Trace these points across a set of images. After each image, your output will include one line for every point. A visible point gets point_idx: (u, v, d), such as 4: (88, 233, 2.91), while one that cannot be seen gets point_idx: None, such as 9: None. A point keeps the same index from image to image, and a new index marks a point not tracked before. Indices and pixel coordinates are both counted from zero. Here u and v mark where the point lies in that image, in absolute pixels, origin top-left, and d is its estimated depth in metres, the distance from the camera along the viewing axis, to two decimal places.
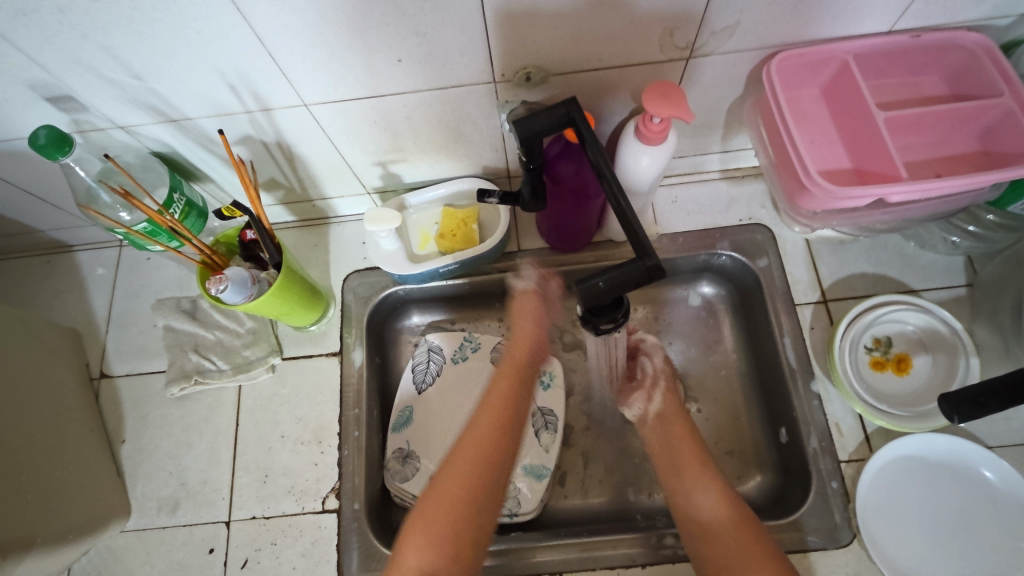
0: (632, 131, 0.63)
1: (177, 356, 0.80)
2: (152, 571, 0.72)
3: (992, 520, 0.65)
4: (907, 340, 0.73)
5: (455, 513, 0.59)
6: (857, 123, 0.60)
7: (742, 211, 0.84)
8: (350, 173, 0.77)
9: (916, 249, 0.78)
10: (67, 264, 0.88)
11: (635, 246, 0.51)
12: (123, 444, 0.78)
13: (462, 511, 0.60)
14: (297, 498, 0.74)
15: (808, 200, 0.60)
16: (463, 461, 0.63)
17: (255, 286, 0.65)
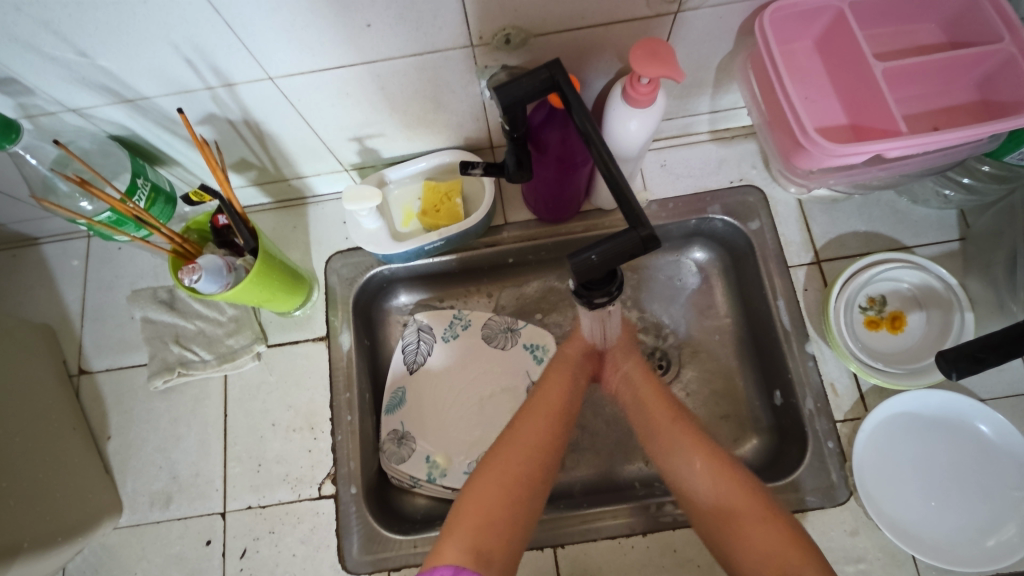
0: (619, 94, 0.61)
1: (157, 348, 0.77)
2: (150, 566, 0.71)
3: (987, 471, 0.65)
4: (901, 298, 0.72)
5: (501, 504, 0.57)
6: (853, 76, 0.58)
7: (733, 172, 0.81)
8: (325, 149, 0.73)
9: (909, 205, 0.77)
10: (34, 258, 0.84)
11: (627, 216, 0.49)
12: (109, 441, 0.76)
13: (506, 504, 0.57)
14: (292, 485, 0.73)
15: (803, 159, 0.58)
16: (513, 449, 0.61)
17: (231, 274, 0.62)
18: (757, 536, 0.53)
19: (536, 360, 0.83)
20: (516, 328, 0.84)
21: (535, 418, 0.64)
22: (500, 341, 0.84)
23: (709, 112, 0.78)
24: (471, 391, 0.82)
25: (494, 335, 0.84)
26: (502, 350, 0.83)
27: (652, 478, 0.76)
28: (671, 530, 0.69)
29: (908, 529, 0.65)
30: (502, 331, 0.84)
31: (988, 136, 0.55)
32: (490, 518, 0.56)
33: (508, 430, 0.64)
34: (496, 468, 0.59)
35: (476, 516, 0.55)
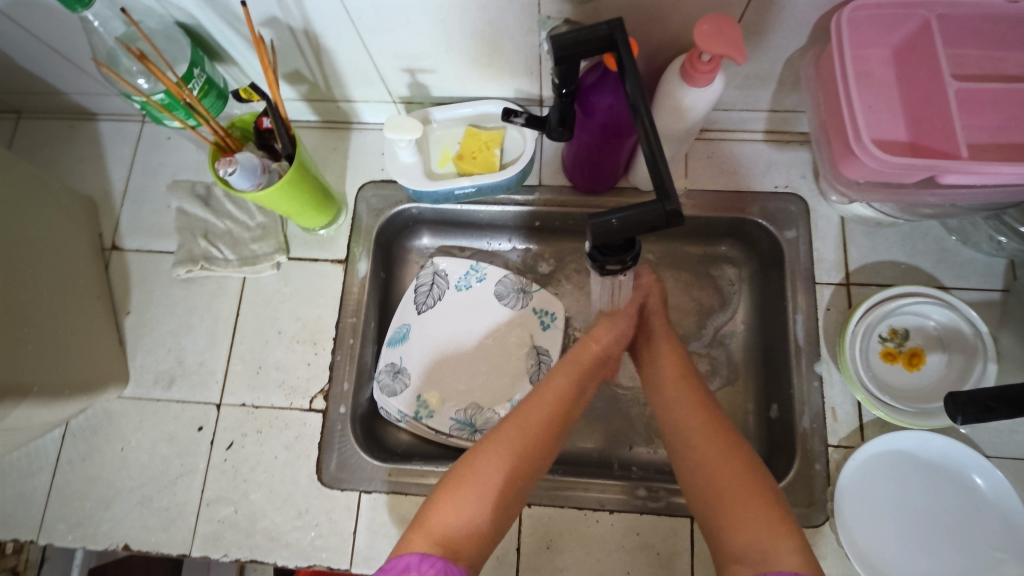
0: (678, 69, 0.59)
1: (186, 239, 0.80)
2: (144, 438, 0.75)
3: (973, 526, 0.63)
4: (925, 336, 0.70)
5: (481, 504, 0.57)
6: (924, 92, 0.55)
7: (780, 177, 0.79)
8: (376, 76, 0.74)
9: (957, 245, 0.74)
10: (90, 132, 0.87)
11: (657, 186, 0.48)
12: (127, 316, 0.80)
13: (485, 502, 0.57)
14: (286, 393, 0.76)
15: (851, 167, 0.55)
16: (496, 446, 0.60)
17: (265, 176, 0.63)
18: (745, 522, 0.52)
19: (542, 325, 0.83)
20: (529, 290, 0.84)
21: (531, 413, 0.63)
22: (510, 300, 0.84)
23: (768, 109, 0.76)
24: (473, 343, 0.83)
25: (506, 293, 0.85)
26: (511, 309, 0.84)
27: (631, 461, 0.77)
28: (638, 514, 0.69)
29: (877, 564, 0.63)
30: (514, 291, 0.84)
31: None
32: (477, 502, 0.57)
33: (498, 427, 0.63)
34: (482, 453, 0.60)
35: (464, 493, 0.57)
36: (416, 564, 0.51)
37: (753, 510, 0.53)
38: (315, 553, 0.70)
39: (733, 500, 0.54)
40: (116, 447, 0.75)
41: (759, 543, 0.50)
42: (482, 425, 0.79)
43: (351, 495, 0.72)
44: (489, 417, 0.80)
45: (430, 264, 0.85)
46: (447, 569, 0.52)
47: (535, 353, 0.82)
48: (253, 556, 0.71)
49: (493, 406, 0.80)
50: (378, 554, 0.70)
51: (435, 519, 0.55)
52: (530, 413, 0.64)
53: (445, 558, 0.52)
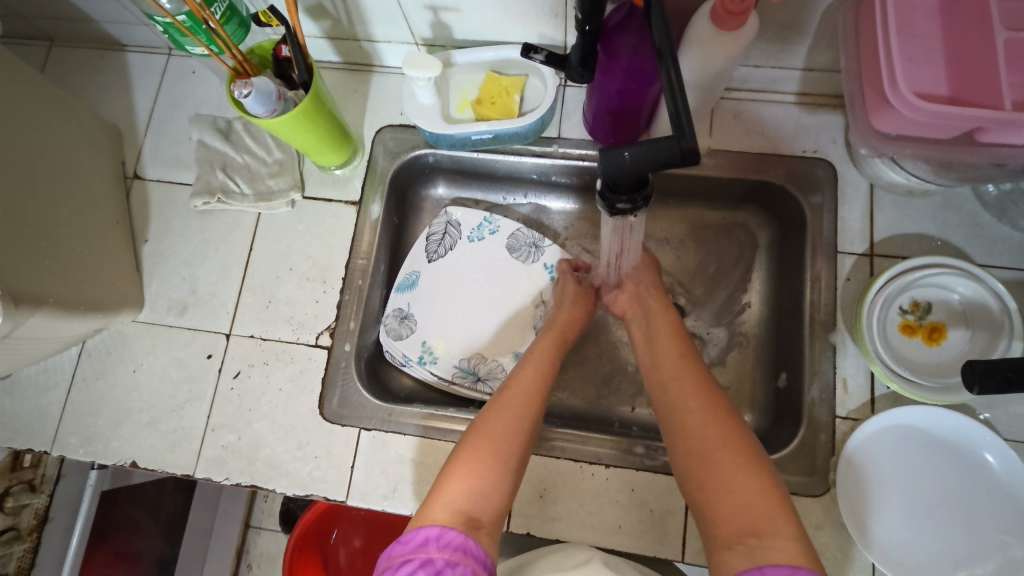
0: (707, 12, 0.57)
1: (205, 172, 0.81)
2: (156, 362, 0.77)
3: (981, 506, 0.61)
4: (948, 310, 0.67)
5: (490, 476, 0.55)
6: (971, 41, 0.51)
7: (809, 141, 0.76)
8: (399, 13, 0.72)
9: (992, 220, 0.70)
10: (117, 62, 0.88)
11: (673, 123, 0.46)
12: (146, 244, 0.82)
13: (491, 476, 0.55)
14: (294, 328, 0.77)
15: (884, 118, 0.53)
16: (494, 421, 0.59)
17: (280, 103, 0.63)
18: (741, 493, 0.50)
19: (552, 281, 0.83)
20: (542, 246, 0.84)
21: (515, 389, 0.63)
22: (522, 254, 0.84)
23: (803, 68, 0.72)
24: (480, 293, 0.83)
25: (518, 246, 0.84)
26: (522, 263, 0.84)
27: (632, 421, 0.78)
28: (634, 471, 0.68)
29: (875, 536, 0.62)
30: (526, 245, 0.84)
31: None
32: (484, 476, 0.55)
33: (492, 403, 0.62)
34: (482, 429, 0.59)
35: (467, 468, 0.55)
36: (435, 538, 0.49)
37: (750, 480, 0.51)
38: (313, 483, 0.72)
39: (727, 468, 0.52)
40: (129, 368, 0.77)
41: (757, 517, 0.48)
42: (485, 375, 0.79)
43: (351, 431, 0.73)
44: (493, 367, 0.80)
45: (445, 212, 0.85)
46: (466, 546, 0.49)
47: (542, 307, 0.82)
48: (254, 482, 0.72)
49: (497, 356, 0.80)
50: (373, 489, 0.71)
51: (445, 495, 0.53)
52: (523, 390, 0.63)
53: (463, 532, 0.50)
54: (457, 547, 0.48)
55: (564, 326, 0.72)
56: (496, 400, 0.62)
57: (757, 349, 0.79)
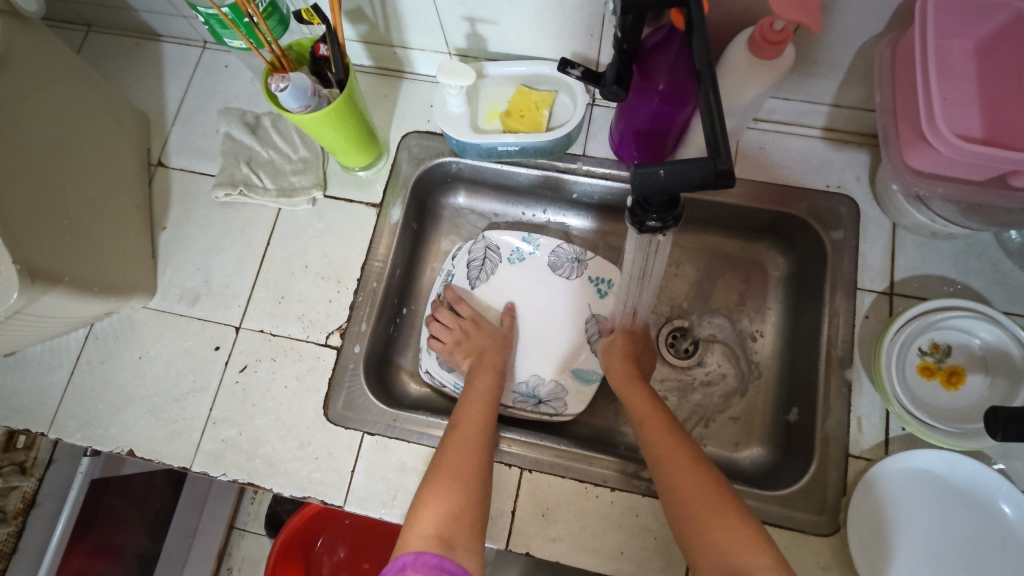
0: (746, 39, 0.57)
1: (229, 164, 0.81)
2: (162, 350, 0.76)
3: (996, 558, 0.59)
4: (968, 355, 0.66)
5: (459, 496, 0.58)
6: (1009, 87, 0.51)
7: (833, 176, 0.76)
8: (436, 22, 0.73)
9: (1015, 269, 0.70)
10: (153, 52, 0.89)
11: (708, 144, 0.46)
12: (163, 231, 0.82)
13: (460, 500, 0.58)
14: (304, 325, 0.76)
15: (918, 155, 0.53)
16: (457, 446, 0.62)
17: (314, 99, 0.63)
18: (714, 532, 0.52)
19: (599, 292, 0.84)
20: (584, 259, 0.84)
21: (467, 415, 0.67)
22: (565, 270, 0.85)
23: (832, 103, 0.73)
24: (533, 314, 0.85)
25: (560, 263, 0.85)
26: (567, 280, 0.85)
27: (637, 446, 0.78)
28: (639, 496, 0.67)
29: None
30: (568, 261, 0.85)
31: None
32: (452, 501, 0.57)
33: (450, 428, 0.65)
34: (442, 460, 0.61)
35: (437, 492, 0.58)
36: (411, 561, 0.52)
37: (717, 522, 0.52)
38: (311, 485, 0.70)
39: (698, 513, 0.54)
40: (135, 354, 0.77)
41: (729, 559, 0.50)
42: (546, 396, 0.79)
43: (355, 434, 0.71)
44: (553, 387, 0.80)
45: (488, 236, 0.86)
46: (441, 564, 0.52)
47: (592, 320, 0.83)
48: (251, 479, 0.71)
49: (555, 376, 0.81)
50: (373, 496, 0.69)
51: (420, 522, 0.56)
52: (473, 418, 0.66)
53: (439, 553, 0.53)
54: (432, 565, 0.51)
55: (491, 362, 0.76)
56: (455, 426, 0.65)
57: (770, 381, 0.78)
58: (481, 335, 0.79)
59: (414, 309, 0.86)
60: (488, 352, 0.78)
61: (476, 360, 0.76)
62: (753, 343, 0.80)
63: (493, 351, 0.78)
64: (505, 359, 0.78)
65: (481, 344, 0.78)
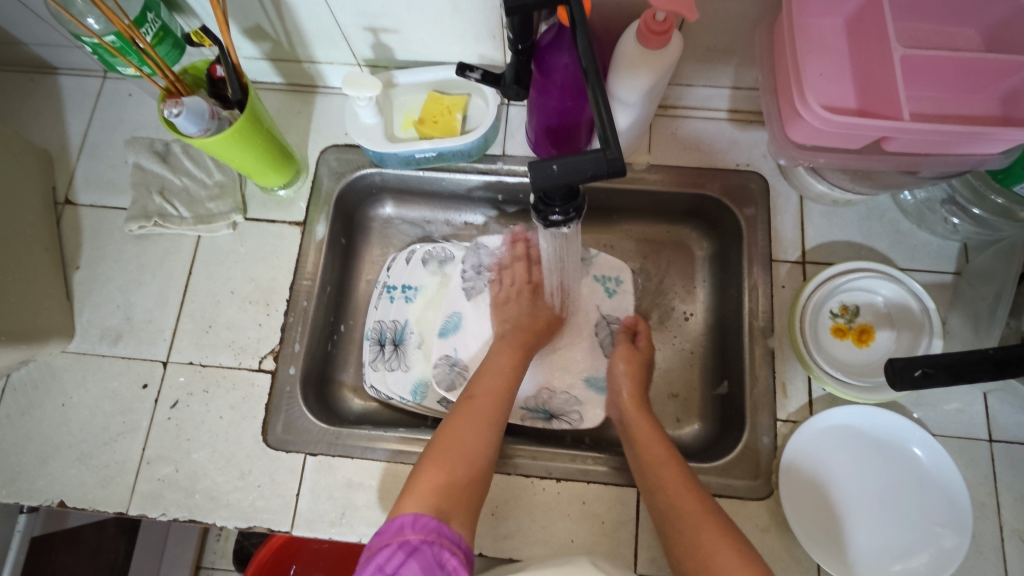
0: (633, 33, 0.59)
1: (141, 195, 0.79)
2: (87, 394, 0.74)
3: (914, 500, 0.63)
4: (874, 312, 0.70)
5: (463, 471, 0.58)
6: (872, 59, 0.55)
7: (741, 155, 0.79)
8: (339, 35, 0.73)
9: (912, 228, 0.74)
10: (49, 86, 0.86)
11: (599, 135, 0.47)
12: (77, 271, 0.78)
13: (462, 470, 0.58)
14: (235, 352, 0.75)
15: (797, 129, 0.55)
16: (461, 419, 0.63)
17: (213, 122, 0.63)
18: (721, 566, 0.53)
19: (607, 292, 0.83)
20: (589, 258, 0.85)
21: (485, 386, 0.67)
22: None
23: (731, 86, 0.76)
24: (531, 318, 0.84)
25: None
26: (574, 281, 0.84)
27: (582, 433, 0.79)
28: (584, 483, 0.68)
29: (820, 534, 0.63)
30: None
31: (1000, 151, 0.53)
32: (453, 483, 0.57)
33: (464, 399, 0.66)
34: (450, 439, 0.61)
35: (439, 463, 0.58)
36: (412, 524, 0.53)
37: (721, 548, 0.54)
38: (256, 514, 0.69)
39: (701, 537, 0.55)
40: (57, 402, 0.73)
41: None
42: (558, 410, 0.78)
43: (297, 456, 0.70)
44: (566, 400, 0.79)
45: (435, 246, 0.86)
46: (440, 530, 0.53)
47: (603, 323, 0.82)
48: (192, 516, 0.69)
49: (567, 388, 0.79)
50: (320, 517, 0.68)
51: (413, 492, 0.56)
52: (490, 388, 0.67)
53: (437, 518, 0.54)
54: (433, 530, 0.53)
55: (520, 338, 0.74)
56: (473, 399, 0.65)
57: (703, 357, 0.81)
58: (535, 311, 0.78)
59: (352, 325, 0.84)
60: (535, 330, 0.76)
61: (510, 328, 0.75)
62: (685, 323, 0.83)
63: (539, 332, 0.76)
64: (541, 341, 0.76)
65: (526, 319, 0.76)
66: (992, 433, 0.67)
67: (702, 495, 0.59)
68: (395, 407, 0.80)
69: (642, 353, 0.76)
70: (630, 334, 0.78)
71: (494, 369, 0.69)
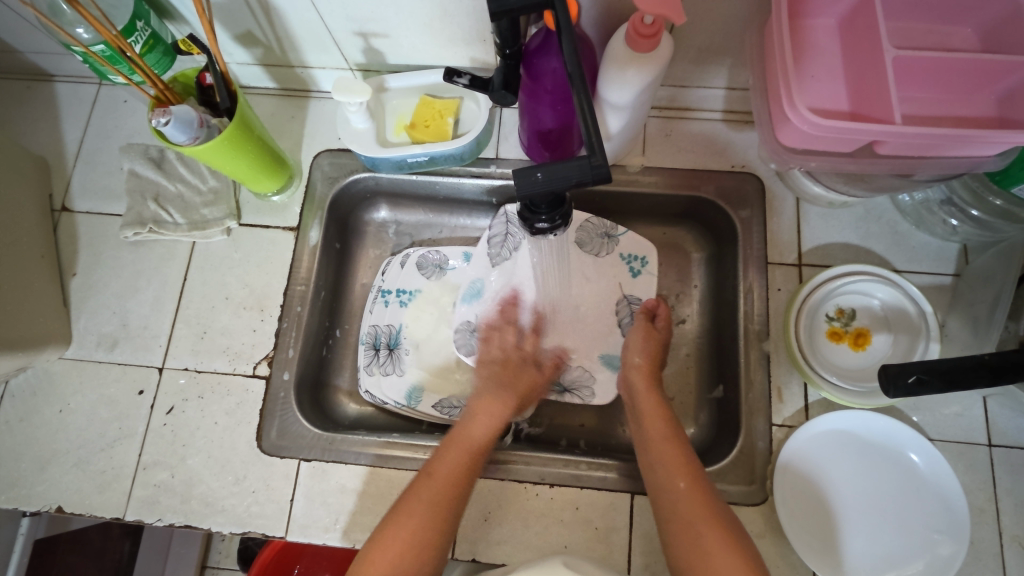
0: (622, 37, 0.59)
1: (136, 202, 0.79)
2: (84, 401, 0.74)
3: (911, 506, 0.62)
4: (871, 316, 0.69)
5: (413, 548, 0.56)
6: (864, 60, 0.54)
7: (737, 156, 0.78)
8: (329, 39, 0.73)
9: (911, 229, 0.73)
10: (46, 93, 0.86)
11: (585, 141, 0.47)
12: (73, 278, 0.79)
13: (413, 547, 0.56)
14: (230, 358, 0.75)
15: (787, 133, 0.55)
16: (425, 494, 0.59)
17: (202, 130, 0.63)
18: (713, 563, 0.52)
19: (631, 271, 0.81)
20: (614, 235, 0.81)
21: (455, 452, 0.63)
22: (594, 247, 0.81)
23: (726, 87, 0.75)
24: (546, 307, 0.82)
25: (590, 241, 0.81)
26: (594, 255, 0.81)
27: (577, 437, 0.79)
28: (577, 488, 0.68)
29: (816, 541, 0.62)
30: (598, 236, 0.81)
31: (995, 153, 0.52)
32: (417, 541, 0.57)
33: (430, 463, 0.62)
34: (406, 514, 0.58)
35: (390, 544, 0.56)
36: None
37: (714, 537, 0.54)
38: (250, 520, 0.69)
39: (695, 524, 0.55)
40: (55, 408, 0.74)
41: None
42: (570, 383, 0.78)
43: (291, 462, 0.71)
44: (579, 374, 0.78)
45: (429, 250, 0.85)
46: None
47: (625, 304, 0.80)
48: (188, 522, 0.69)
49: (582, 362, 0.78)
50: (314, 522, 0.68)
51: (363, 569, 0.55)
52: (461, 453, 0.63)
53: None
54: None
55: (507, 396, 0.71)
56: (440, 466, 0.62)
57: (698, 360, 0.80)
58: (520, 373, 0.74)
59: (347, 329, 0.84)
60: (519, 392, 0.73)
61: (490, 383, 0.73)
62: (681, 326, 0.82)
63: (523, 394, 0.73)
64: (525, 401, 0.74)
65: (510, 379, 0.73)
66: (991, 437, 0.66)
67: (703, 481, 0.58)
68: (391, 412, 0.80)
69: (661, 334, 0.73)
70: (648, 315, 0.75)
71: (469, 433, 0.65)
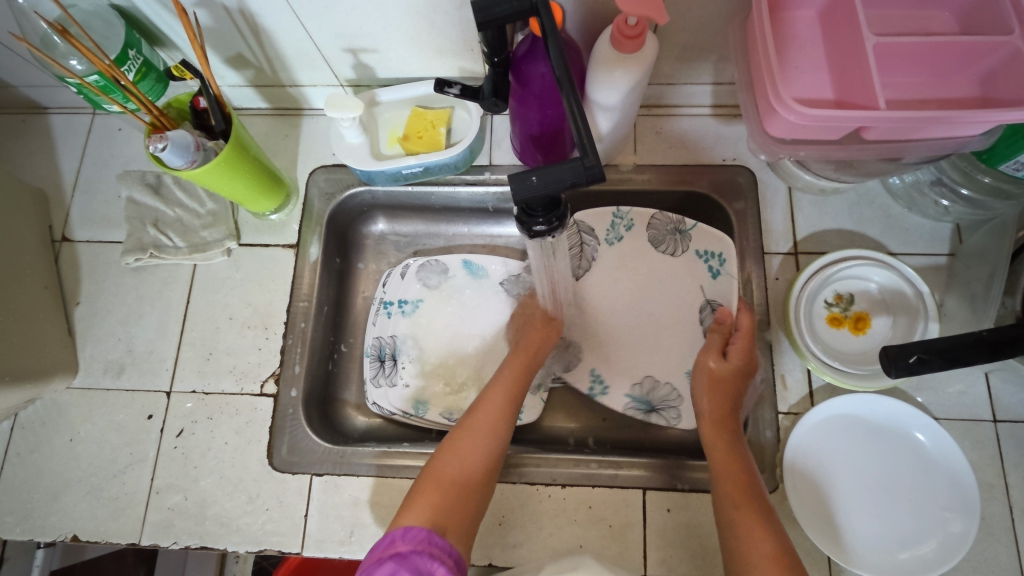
0: (607, 39, 0.59)
1: (135, 228, 0.79)
2: (94, 428, 0.75)
3: (920, 486, 0.63)
4: (869, 300, 0.70)
5: (454, 491, 0.60)
6: (846, 49, 0.55)
7: (727, 150, 0.79)
8: (319, 57, 0.74)
9: (904, 212, 0.74)
10: (41, 126, 0.87)
11: (577, 144, 0.47)
12: (77, 306, 0.79)
13: (452, 491, 0.60)
14: (237, 378, 0.75)
15: (774, 123, 0.56)
16: (465, 441, 0.65)
17: (199, 153, 0.64)
18: None
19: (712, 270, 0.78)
20: (685, 228, 0.80)
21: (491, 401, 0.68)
22: (669, 245, 0.80)
23: (713, 82, 0.76)
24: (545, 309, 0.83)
25: (661, 238, 0.81)
26: (670, 254, 0.80)
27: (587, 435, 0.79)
28: (589, 487, 0.68)
29: (829, 527, 0.62)
30: (669, 234, 0.80)
31: (980, 132, 0.53)
32: (445, 504, 0.59)
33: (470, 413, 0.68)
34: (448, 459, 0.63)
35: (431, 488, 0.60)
36: (401, 534, 0.56)
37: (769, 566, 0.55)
38: (266, 537, 0.69)
39: (750, 543, 0.57)
40: (65, 437, 0.74)
41: None
42: (659, 403, 0.76)
43: (303, 477, 0.71)
44: (666, 392, 0.77)
45: (428, 260, 0.86)
46: (429, 538, 0.56)
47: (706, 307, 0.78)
48: (203, 543, 0.70)
49: (668, 378, 0.77)
50: (330, 536, 0.69)
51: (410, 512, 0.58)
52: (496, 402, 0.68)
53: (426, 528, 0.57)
54: (421, 539, 0.56)
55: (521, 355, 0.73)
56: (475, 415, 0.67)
57: None
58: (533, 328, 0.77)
59: (352, 343, 0.85)
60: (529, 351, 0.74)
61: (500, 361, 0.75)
62: None
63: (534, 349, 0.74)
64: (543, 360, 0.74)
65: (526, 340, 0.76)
66: (995, 413, 0.67)
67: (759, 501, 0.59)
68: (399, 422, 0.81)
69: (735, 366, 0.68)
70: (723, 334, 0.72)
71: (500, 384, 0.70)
